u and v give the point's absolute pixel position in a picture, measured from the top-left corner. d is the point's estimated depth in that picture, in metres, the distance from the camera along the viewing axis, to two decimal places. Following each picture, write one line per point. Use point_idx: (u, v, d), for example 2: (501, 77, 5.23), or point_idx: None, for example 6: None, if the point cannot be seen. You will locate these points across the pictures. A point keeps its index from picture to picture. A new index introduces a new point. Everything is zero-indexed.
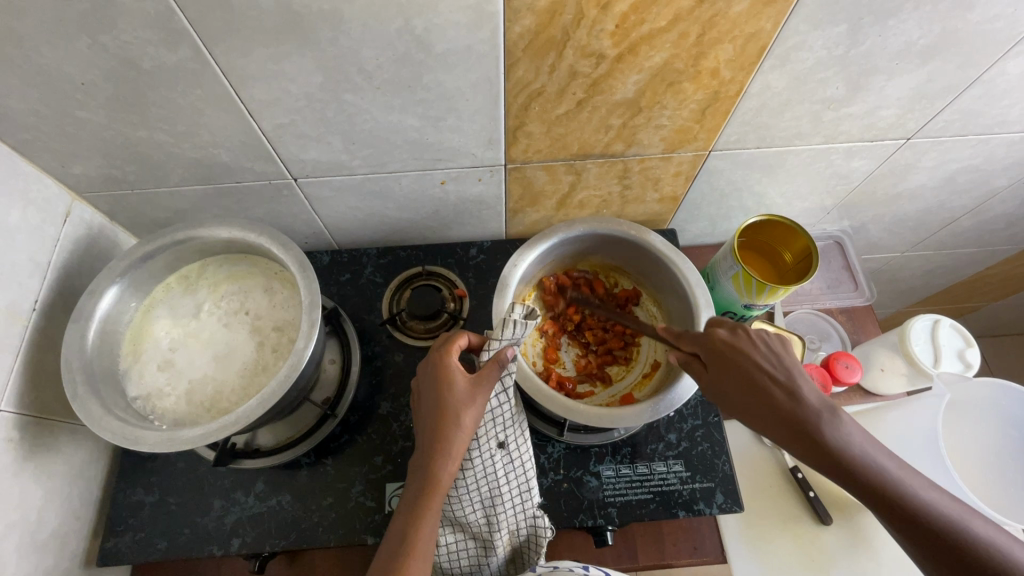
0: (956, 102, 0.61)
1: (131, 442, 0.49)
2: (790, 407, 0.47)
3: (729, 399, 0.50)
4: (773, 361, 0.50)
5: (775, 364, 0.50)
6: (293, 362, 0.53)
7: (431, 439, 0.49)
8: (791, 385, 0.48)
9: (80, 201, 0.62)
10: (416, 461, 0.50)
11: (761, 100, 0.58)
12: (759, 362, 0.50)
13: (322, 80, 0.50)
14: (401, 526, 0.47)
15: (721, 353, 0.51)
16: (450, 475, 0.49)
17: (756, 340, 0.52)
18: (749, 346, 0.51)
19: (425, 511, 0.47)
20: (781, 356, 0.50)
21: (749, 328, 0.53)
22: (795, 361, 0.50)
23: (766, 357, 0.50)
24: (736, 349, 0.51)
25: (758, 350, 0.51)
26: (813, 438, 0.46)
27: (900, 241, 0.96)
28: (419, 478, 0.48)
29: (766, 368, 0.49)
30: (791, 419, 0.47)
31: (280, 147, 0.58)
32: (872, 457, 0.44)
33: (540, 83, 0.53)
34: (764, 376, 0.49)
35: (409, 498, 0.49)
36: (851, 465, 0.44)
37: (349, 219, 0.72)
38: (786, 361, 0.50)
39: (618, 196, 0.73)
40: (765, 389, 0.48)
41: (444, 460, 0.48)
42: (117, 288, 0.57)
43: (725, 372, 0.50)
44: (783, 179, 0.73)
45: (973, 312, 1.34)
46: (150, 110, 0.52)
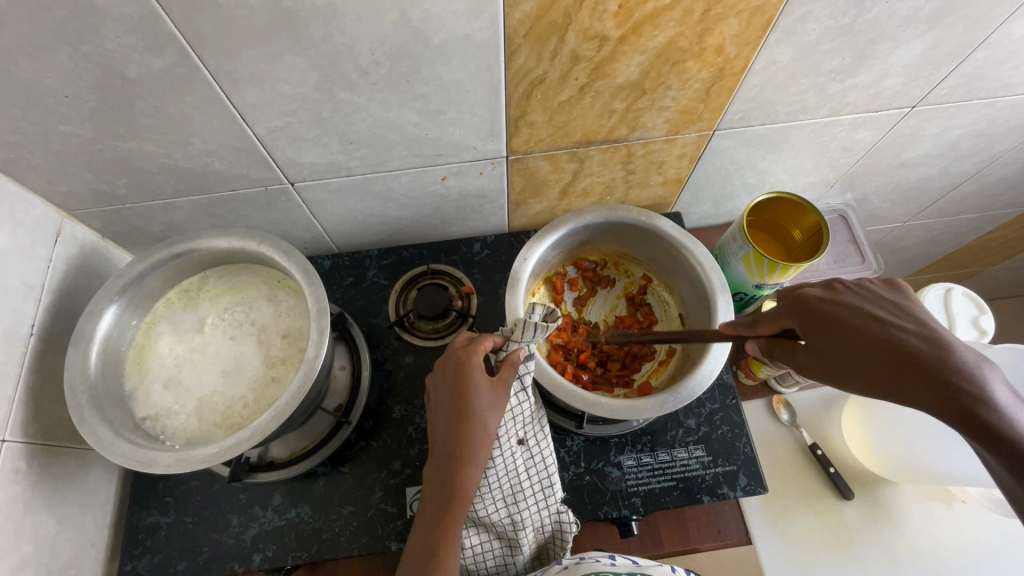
0: (962, 66, 0.60)
1: (145, 464, 0.48)
2: (914, 347, 0.43)
3: (831, 349, 0.48)
4: (891, 308, 0.47)
5: (894, 312, 0.47)
6: (306, 373, 0.51)
7: (455, 448, 0.47)
8: (918, 328, 0.45)
9: (70, 219, 0.60)
10: (435, 471, 0.48)
11: (767, 75, 0.56)
12: (872, 309, 0.47)
13: (316, 79, 0.48)
14: (425, 538, 0.45)
15: (825, 302, 0.49)
16: (474, 484, 0.47)
17: (868, 289, 0.50)
18: (855, 296, 0.49)
19: (451, 522, 0.46)
20: (901, 304, 0.48)
21: (859, 281, 0.51)
22: (922, 312, 0.47)
23: (881, 306, 0.48)
24: (841, 299, 0.49)
25: (869, 300, 0.49)
26: (938, 375, 0.41)
27: (902, 211, 0.96)
28: (442, 488, 0.47)
29: (881, 314, 0.47)
30: (915, 360, 0.43)
31: (275, 152, 0.56)
32: (1011, 405, 0.38)
33: (542, 70, 0.51)
34: (880, 321, 0.46)
35: (431, 509, 0.47)
36: (982, 410, 0.39)
37: (349, 222, 0.70)
38: (908, 309, 0.47)
39: (621, 182, 0.72)
40: (879, 329, 0.46)
41: (468, 468, 0.47)
42: (116, 307, 0.55)
43: (822, 324, 0.49)
44: (788, 155, 0.72)
45: (972, 277, 1.35)
46: (138, 120, 0.50)
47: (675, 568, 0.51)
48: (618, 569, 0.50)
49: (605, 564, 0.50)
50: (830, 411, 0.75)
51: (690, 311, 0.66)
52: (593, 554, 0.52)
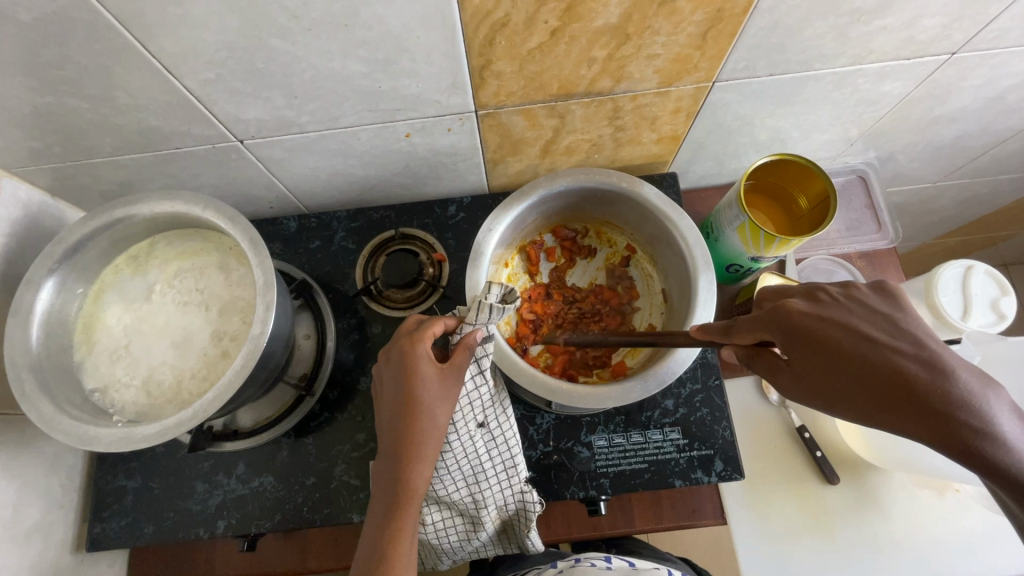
0: (1017, 3, 0.50)
1: (86, 442, 0.47)
2: (917, 377, 0.38)
3: (827, 373, 0.42)
4: (882, 324, 0.41)
5: (885, 328, 0.41)
6: (250, 351, 0.49)
7: (401, 443, 0.44)
8: (916, 351, 0.39)
9: (10, 178, 0.57)
10: (382, 466, 0.45)
11: (775, 17, 0.48)
12: (861, 325, 0.42)
13: (240, 25, 0.42)
14: (373, 536, 0.44)
15: (816, 317, 0.43)
16: (421, 479, 0.45)
17: (852, 303, 0.43)
18: (847, 311, 0.43)
19: (400, 519, 0.44)
20: (891, 317, 0.42)
21: (845, 287, 0.45)
22: (919, 323, 0.41)
23: (871, 321, 0.42)
24: (832, 314, 0.43)
25: (860, 314, 0.43)
26: (949, 411, 0.36)
27: (933, 171, 0.86)
28: (388, 485, 0.44)
29: (878, 334, 0.41)
30: (928, 395, 0.37)
31: (213, 107, 0.51)
32: None
33: (503, 12, 0.44)
34: (878, 344, 0.40)
35: (380, 507, 0.44)
36: (1001, 458, 0.34)
37: (311, 181, 0.65)
38: (902, 323, 0.41)
39: (609, 138, 0.64)
40: (877, 354, 0.40)
41: (416, 464, 0.44)
42: (57, 277, 0.52)
43: (811, 345, 0.42)
44: (801, 109, 0.64)
45: (1005, 240, 1.25)
46: (51, 71, 0.44)
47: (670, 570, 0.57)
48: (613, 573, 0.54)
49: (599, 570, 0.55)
50: None
51: (673, 287, 0.60)
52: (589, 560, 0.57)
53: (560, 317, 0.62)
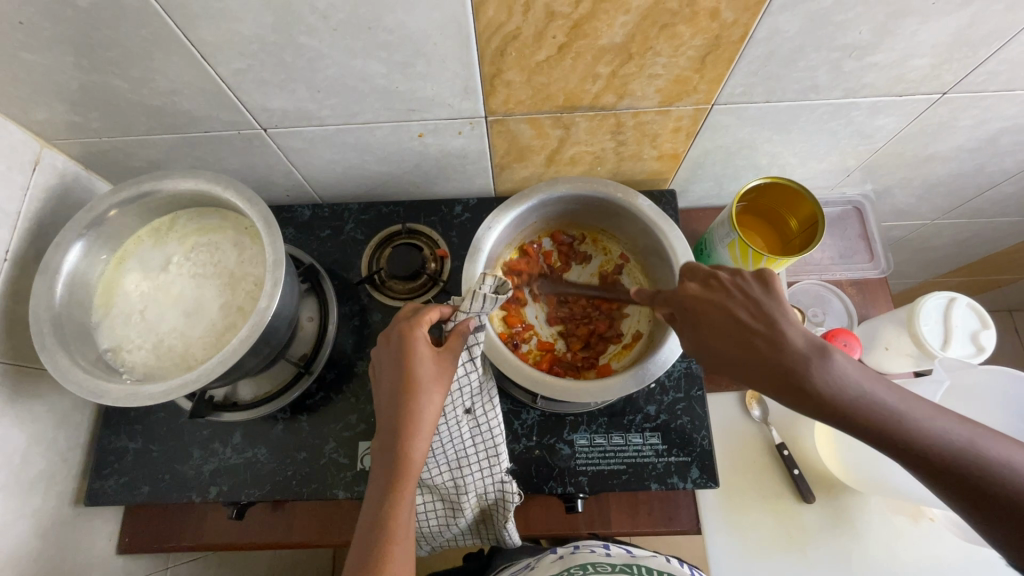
0: (1004, 50, 0.53)
1: (95, 395, 0.50)
2: (767, 356, 0.40)
3: (705, 355, 0.44)
4: (749, 306, 0.43)
5: (749, 310, 0.43)
6: (255, 322, 0.52)
7: (400, 418, 0.46)
8: (769, 330, 0.41)
9: (49, 148, 0.61)
10: (381, 444, 0.46)
11: (771, 47, 0.51)
12: (728, 309, 0.43)
13: (273, 21, 0.46)
14: (373, 511, 0.44)
15: (696, 303, 0.45)
16: (419, 453, 0.46)
17: (729, 287, 0.45)
18: (722, 294, 0.45)
19: (400, 493, 0.44)
20: (758, 299, 0.43)
21: (731, 271, 0.46)
22: (780, 299, 0.43)
23: (739, 305, 0.43)
24: (708, 300, 0.45)
25: (732, 296, 0.44)
26: (795, 384, 0.39)
27: (931, 208, 0.88)
28: (387, 461, 0.45)
29: (741, 318, 0.42)
30: (775, 369, 0.40)
31: (242, 95, 0.55)
32: (867, 400, 0.37)
33: (514, 25, 0.47)
34: (739, 327, 0.42)
35: (379, 482, 0.45)
36: (842, 417, 0.38)
37: (327, 172, 0.69)
38: (764, 304, 0.42)
39: (612, 152, 0.67)
40: (738, 336, 0.42)
41: (414, 438, 0.45)
42: (84, 241, 0.56)
43: (692, 332, 0.45)
44: (798, 137, 0.66)
45: (1007, 284, 1.26)
46: (100, 52, 0.49)
47: (669, 557, 0.59)
48: (611, 560, 0.57)
49: (599, 555, 0.58)
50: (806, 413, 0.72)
51: None
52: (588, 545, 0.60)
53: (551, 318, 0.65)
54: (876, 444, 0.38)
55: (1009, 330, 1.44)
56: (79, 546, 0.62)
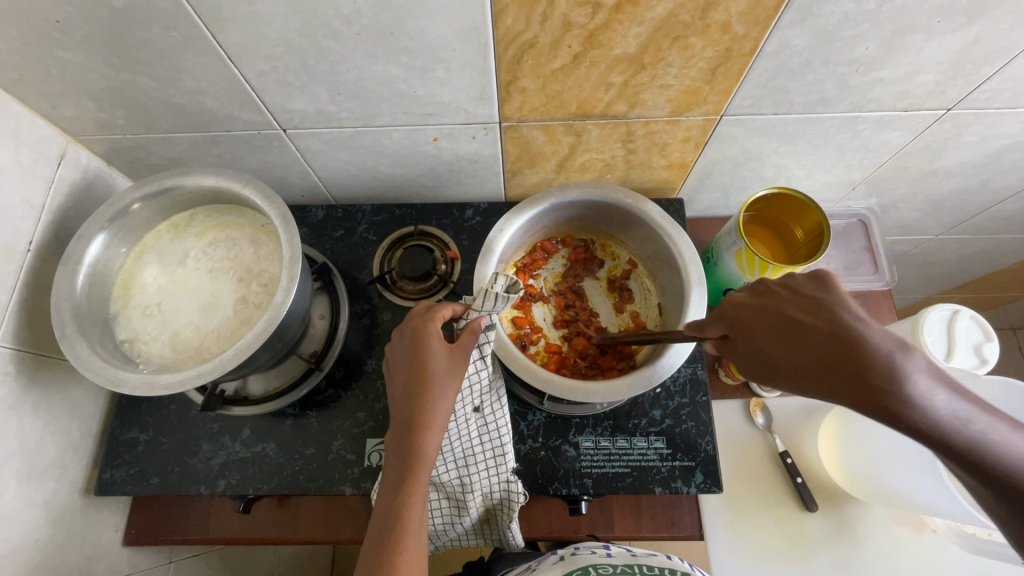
0: (1007, 68, 0.54)
1: (113, 383, 0.51)
2: (836, 353, 0.38)
3: (766, 356, 0.42)
4: (809, 307, 0.42)
5: (810, 310, 0.41)
6: (271, 316, 0.53)
7: (413, 412, 0.47)
8: (834, 327, 0.39)
9: (74, 144, 0.63)
10: (395, 437, 0.47)
11: (780, 61, 0.52)
12: (787, 309, 0.42)
13: (299, 24, 0.47)
14: (386, 502, 0.45)
15: (752, 308, 0.45)
16: (432, 446, 0.47)
17: (785, 291, 0.44)
18: (778, 298, 0.44)
19: (414, 485, 0.45)
20: (819, 299, 0.42)
21: (784, 279, 0.46)
22: (843, 298, 0.41)
23: (797, 306, 0.42)
24: (765, 303, 0.44)
25: (791, 300, 0.43)
26: (868, 381, 0.36)
27: (935, 223, 0.89)
28: (401, 453, 0.46)
29: (801, 317, 0.41)
30: (854, 369, 0.37)
31: (264, 96, 0.56)
32: (943, 401, 0.35)
33: (532, 34, 0.49)
34: (800, 326, 0.41)
35: (393, 473, 0.46)
36: (919, 420, 0.35)
37: (342, 173, 0.71)
38: (827, 304, 0.41)
39: (622, 160, 0.69)
40: (803, 335, 0.40)
41: (427, 432, 0.46)
42: (106, 234, 0.57)
43: (750, 334, 0.44)
44: (804, 149, 0.68)
45: (1010, 302, 1.26)
46: (131, 52, 0.51)
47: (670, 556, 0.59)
48: (613, 561, 0.57)
49: (601, 557, 0.57)
50: (809, 422, 0.73)
51: (668, 303, 0.64)
52: (589, 546, 0.60)
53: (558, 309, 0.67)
54: (951, 450, 0.36)
55: (1011, 348, 1.44)
56: (87, 536, 0.62)
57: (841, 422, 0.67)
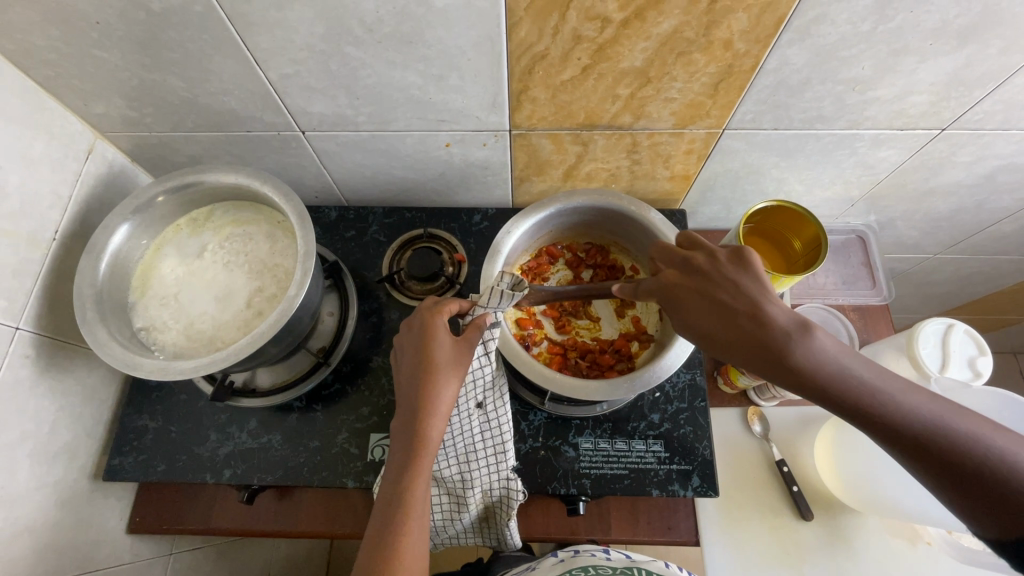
0: (998, 91, 0.56)
1: (130, 367, 0.52)
2: (751, 331, 0.41)
3: (691, 333, 0.46)
4: (729, 288, 0.44)
5: (730, 291, 0.44)
6: (285, 308, 0.55)
7: (417, 400, 0.48)
8: (751, 309, 0.42)
9: (102, 140, 0.66)
10: (401, 423, 0.49)
11: (779, 78, 0.55)
12: (709, 289, 0.45)
13: (324, 31, 0.50)
14: (392, 484, 0.47)
15: (677, 287, 0.47)
16: (437, 432, 0.48)
17: (710, 270, 0.46)
18: (699, 275, 0.46)
19: (418, 467, 0.47)
20: (739, 281, 0.44)
21: (707, 252, 0.47)
22: (759, 278, 0.44)
23: (720, 285, 0.44)
24: (692, 280, 0.46)
25: (712, 277, 0.45)
26: (776, 357, 0.40)
27: (933, 243, 0.91)
28: (407, 438, 0.48)
29: (724, 299, 0.44)
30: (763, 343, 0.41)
31: (287, 99, 0.59)
32: (844, 370, 0.39)
33: (544, 46, 0.51)
34: (723, 307, 0.43)
35: (398, 458, 0.48)
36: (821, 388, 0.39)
37: (355, 175, 0.73)
38: (745, 286, 0.43)
39: (627, 170, 0.71)
40: (727, 314, 0.43)
41: (431, 418, 0.48)
42: (129, 225, 0.60)
43: (676, 311, 0.46)
44: (803, 165, 0.70)
45: (1009, 325, 1.27)
46: (163, 53, 0.53)
47: (669, 562, 0.59)
48: (612, 564, 0.58)
49: (601, 559, 0.58)
50: (806, 431, 0.74)
51: (668, 308, 0.65)
52: (589, 548, 0.61)
53: (561, 309, 0.69)
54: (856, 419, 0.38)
55: (1007, 372, 1.45)
56: (93, 520, 0.63)
57: (835, 430, 0.68)
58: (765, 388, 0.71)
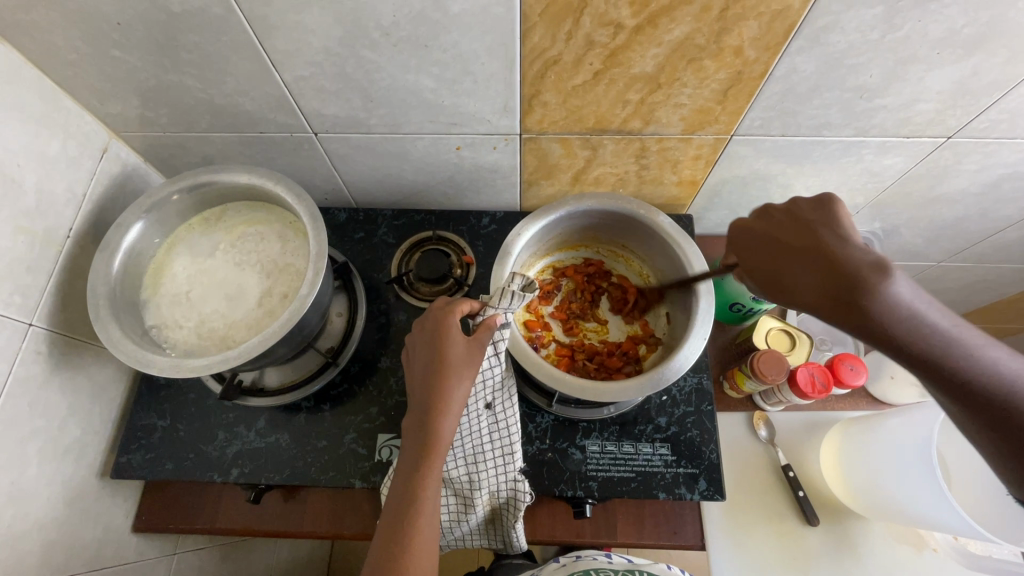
0: (1004, 100, 0.57)
1: (142, 364, 0.53)
2: (831, 272, 0.46)
3: (771, 275, 0.51)
4: (821, 230, 0.48)
5: (822, 234, 0.48)
6: (297, 307, 0.55)
7: (429, 398, 0.49)
8: (839, 250, 0.46)
9: (116, 140, 0.66)
10: (413, 421, 0.49)
11: (788, 85, 0.55)
12: (800, 233, 0.49)
13: (341, 34, 0.51)
14: (402, 482, 0.47)
15: (770, 234, 0.52)
16: (448, 430, 0.49)
17: (807, 214, 0.50)
18: (792, 223, 0.51)
19: (428, 466, 0.47)
20: (835, 225, 0.48)
21: (798, 203, 0.52)
22: (850, 226, 0.48)
23: (808, 230, 0.49)
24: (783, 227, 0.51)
25: (803, 223, 0.50)
26: (848, 297, 0.44)
27: (937, 250, 0.92)
28: (418, 436, 0.48)
29: (813, 242, 0.48)
30: (839, 280, 0.45)
31: (301, 101, 0.60)
32: (920, 313, 0.42)
33: (556, 51, 0.52)
34: (810, 249, 0.48)
35: (409, 455, 0.48)
36: (890, 330, 0.42)
37: (366, 177, 0.74)
38: (837, 228, 0.47)
39: (635, 175, 0.72)
40: (811, 257, 0.48)
41: (443, 416, 0.48)
42: (143, 224, 0.60)
43: (761, 256, 0.52)
44: (810, 171, 0.71)
45: (1012, 333, 1.28)
46: (181, 54, 0.54)
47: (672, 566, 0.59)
48: (615, 566, 0.59)
49: (603, 562, 0.59)
50: (811, 436, 0.74)
51: (676, 311, 0.66)
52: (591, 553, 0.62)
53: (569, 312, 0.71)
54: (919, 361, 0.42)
55: None
56: (100, 518, 0.63)
57: (845, 436, 0.68)
58: (771, 392, 0.72)
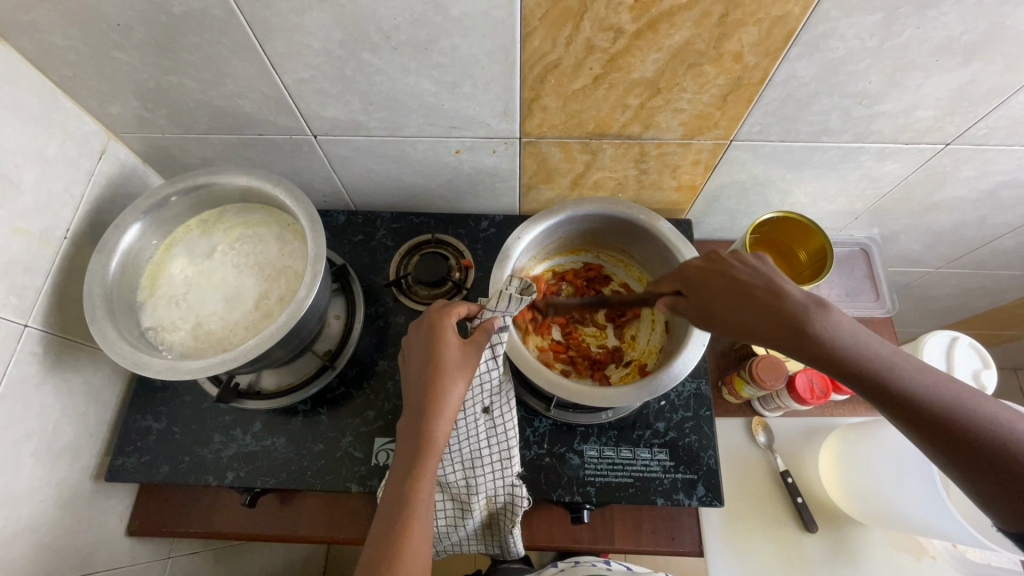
0: (1001, 107, 0.57)
1: (138, 366, 0.52)
2: (774, 309, 0.46)
3: (718, 312, 0.50)
4: (750, 270, 0.50)
5: (752, 275, 0.50)
6: (294, 310, 0.55)
7: (424, 401, 0.48)
8: (768, 287, 0.48)
9: (115, 140, 0.66)
10: (407, 423, 0.49)
11: (787, 90, 0.56)
12: (736, 274, 0.50)
13: (342, 37, 0.51)
14: (396, 484, 0.47)
15: (700, 272, 0.53)
16: (443, 433, 0.48)
17: (734, 259, 0.52)
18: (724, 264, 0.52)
19: (422, 468, 0.47)
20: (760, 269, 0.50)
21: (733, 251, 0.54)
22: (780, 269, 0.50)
23: (744, 271, 0.50)
24: (716, 268, 0.52)
25: (736, 265, 0.51)
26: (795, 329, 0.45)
27: (935, 256, 0.92)
28: (412, 438, 0.48)
29: (747, 280, 0.50)
30: (778, 312, 0.46)
31: (301, 103, 0.60)
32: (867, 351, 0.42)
33: (557, 55, 0.52)
34: (745, 286, 0.49)
35: (403, 457, 0.48)
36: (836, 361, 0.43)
37: (365, 180, 0.74)
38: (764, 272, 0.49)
39: (634, 179, 0.72)
40: (748, 293, 0.49)
41: (437, 418, 0.48)
42: (140, 225, 0.60)
43: (706, 291, 0.52)
44: (809, 177, 0.71)
45: (1010, 340, 1.28)
46: (180, 55, 0.54)
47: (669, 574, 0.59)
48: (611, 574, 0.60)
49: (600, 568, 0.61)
50: (810, 442, 0.74)
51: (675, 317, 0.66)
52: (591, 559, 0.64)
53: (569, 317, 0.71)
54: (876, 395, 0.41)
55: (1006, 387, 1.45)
56: (94, 521, 0.63)
57: (846, 440, 0.67)
58: (770, 398, 0.71)
